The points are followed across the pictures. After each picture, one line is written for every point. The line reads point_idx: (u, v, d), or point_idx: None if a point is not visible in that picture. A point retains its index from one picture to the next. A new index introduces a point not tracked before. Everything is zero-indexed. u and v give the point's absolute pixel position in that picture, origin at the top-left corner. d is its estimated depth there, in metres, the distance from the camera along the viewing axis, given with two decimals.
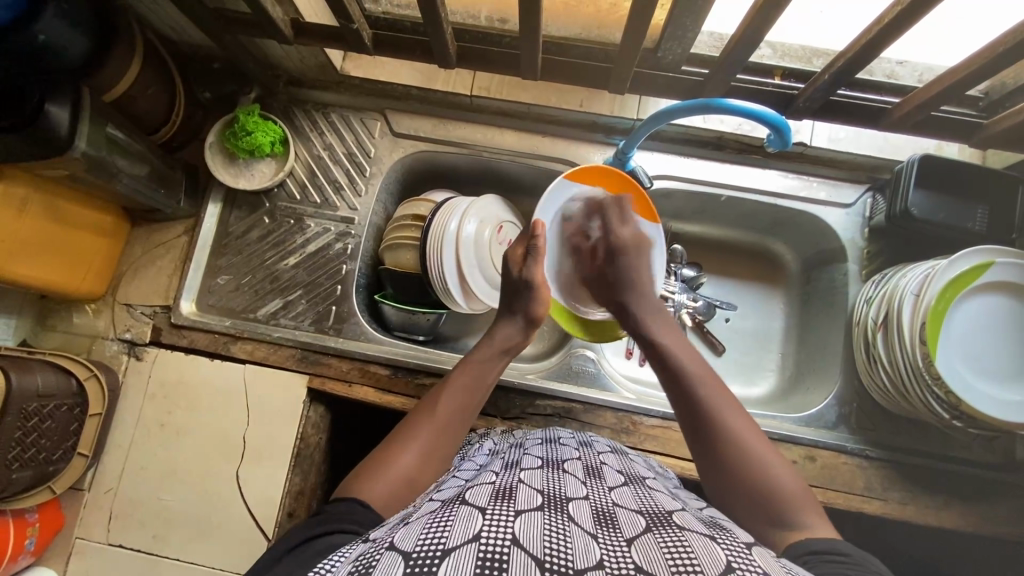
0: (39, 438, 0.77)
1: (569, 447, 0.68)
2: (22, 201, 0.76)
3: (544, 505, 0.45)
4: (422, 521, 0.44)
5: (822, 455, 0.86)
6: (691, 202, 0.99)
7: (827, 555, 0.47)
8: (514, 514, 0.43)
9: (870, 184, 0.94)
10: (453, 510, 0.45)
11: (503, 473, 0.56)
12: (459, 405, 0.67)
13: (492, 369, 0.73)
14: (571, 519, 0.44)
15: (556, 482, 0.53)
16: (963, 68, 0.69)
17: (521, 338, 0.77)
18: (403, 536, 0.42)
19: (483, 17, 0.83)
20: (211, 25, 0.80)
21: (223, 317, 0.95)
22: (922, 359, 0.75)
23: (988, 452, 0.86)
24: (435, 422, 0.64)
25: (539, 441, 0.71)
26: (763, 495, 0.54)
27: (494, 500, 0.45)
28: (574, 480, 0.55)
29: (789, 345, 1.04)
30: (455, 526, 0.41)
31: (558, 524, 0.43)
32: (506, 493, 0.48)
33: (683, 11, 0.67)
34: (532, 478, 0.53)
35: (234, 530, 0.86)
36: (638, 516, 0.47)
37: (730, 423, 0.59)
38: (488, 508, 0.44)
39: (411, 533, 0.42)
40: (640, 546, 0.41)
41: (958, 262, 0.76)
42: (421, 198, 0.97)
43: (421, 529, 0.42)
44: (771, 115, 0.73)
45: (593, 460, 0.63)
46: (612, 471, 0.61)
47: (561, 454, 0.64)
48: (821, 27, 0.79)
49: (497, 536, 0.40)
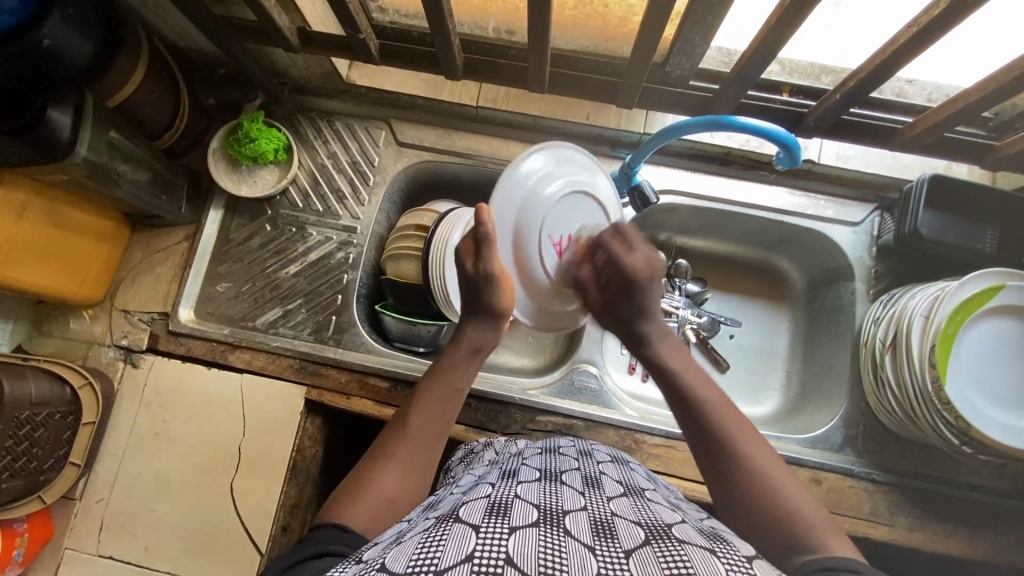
0: (30, 447, 0.76)
1: (569, 456, 0.67)
2: (21, 206, 0.75)
3: (539, 521, 0.44)
4: (415, 540, 0.42)
5: (828, 478, 0.85)
6: (697, 217, 0.99)
7: (829, 568, 0.45)
8: (508, 532, 0.41)
9: (878, 203, 0.93)
10: (447, 527, 0.43)
11: (500, 487, 0.54)
12: (428, 422, 0.64)
13: (465, 373, 0.70)
14: (567, 534, 0.43)
15: (553, 496, 0.51)
16: (977, 91, 0.68)
17: (498, 338, 0.74)
18: (393, 557, 0.39)
19: (492, 28, 0.82)
20: (218, 34, 0.80)
21: (221, 325, 0.93)
22: (932, 383, 0.74)
23: (996, 476, 0.84)
24: (410, 440, 0.62)
25: (539, 451, 0.70)
26: (794, 530, 0.51)
27: (488, 517, 0.44)
28: (571, 491, 0.53)
29: (793, 363, 1.02)
30: (448, 546, 0.39)
31: (554, 540, 0.41)
32: (501, 508, 0.46)
33: (693, 26, 0.66)
34: (530, 492, 0.51)
35: (227, 544, 0.84)
36: (637, 528, 0.45)
37: (747, 454, 0.57)
38: (481, 525, 0.42)
39: (403, 553, 0.39)
40: (638, 561, 0.39)
41: (967, 286, 0.75)
42: (425, 208, 0.96)
43: (414, 549, 0.40)
44: (781, 133, 0.72)
45: (592, 469, 0.62)
46: (611, 481, 0.59)
47: (561, 464, 0.63)
48: (831, 44, 0.77)
49: (491, 556, 0.38)
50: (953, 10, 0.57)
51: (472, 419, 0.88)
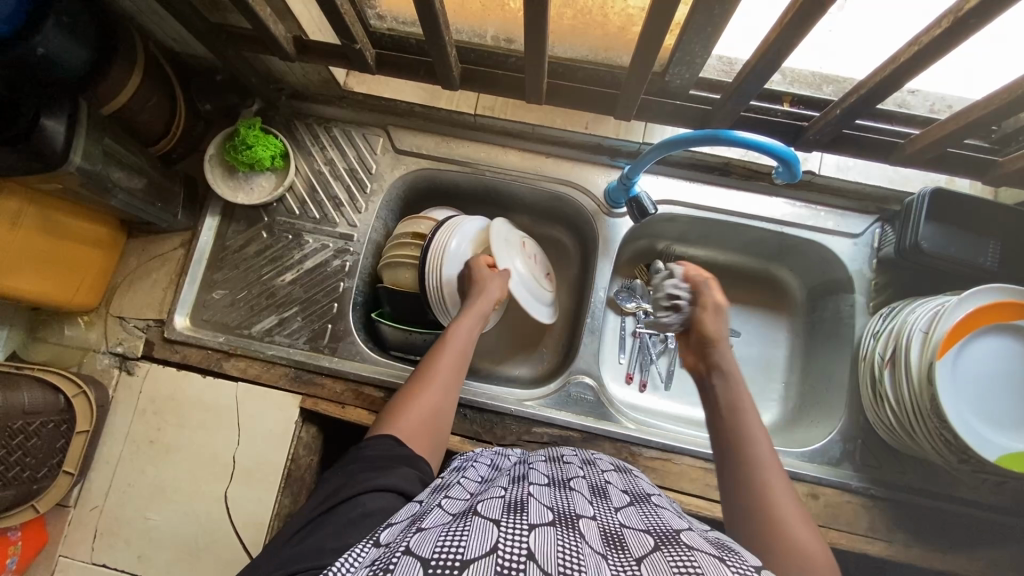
0: (23, 456, 0.77)
1: (574, 465, 0.66)
2: (15, 214, 0.75)
3: (555, 521, 0.44)
4: (437, 529, 0.42)
5: (826, 493, 0.84)
6: (697, 227, 0.98)
7: None
8: (528, 530, 0.41)
9: (880, 216, 0.92)
10: (467, 520, 0.43)
11: (512, 489, 0.53)
12: (450, 356, 0.74)
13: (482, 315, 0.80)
14: (583, 538, 0.42)
15: (564, 500, 0.51)
16: (982, 107, 0.67)
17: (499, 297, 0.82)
18: (416, 542, 0.39)
19: (490, 36, 0.80)
20: (213, 41, 0.79)
21: (217, 332, 0.93)
22: (932, 401, 0.73)
23: (995, 494, 0.83)
24: (445, 362, 0.73)
25: (544, 458, 0.70)
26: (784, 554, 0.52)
27: (506, 514, 0.43)
28: (581, 499, 0.53)
29: (793, 374, 1.02)
30: (471, 537, 0.39)
31: (572, 541, 0.41)
32: (517, 507, 0.46)
33: (693, 36, 0.65)
34: (542, 495, 0.51)
35: (219, 553, 0.83)
36: (647, 537, 0.45)
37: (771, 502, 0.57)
38: (502, 521, 0.42)
39: (426, 539, 0.40)
40: (652, 567, 0.39)
41: (970, 300, 0.74)
42: (422, 216, 0.95)
43: (437, 537, 0.40)
44: (781, 148, 0.71)
45: (597, 479, 0.61)
46: (617, 492, 0.59)
47: (568, 472, 0.62)
48: (832, 56, 0.76)
49: (513, 552, 0.38)
50: (956, 29, 0.56)
51: (467, 430, 0.87)
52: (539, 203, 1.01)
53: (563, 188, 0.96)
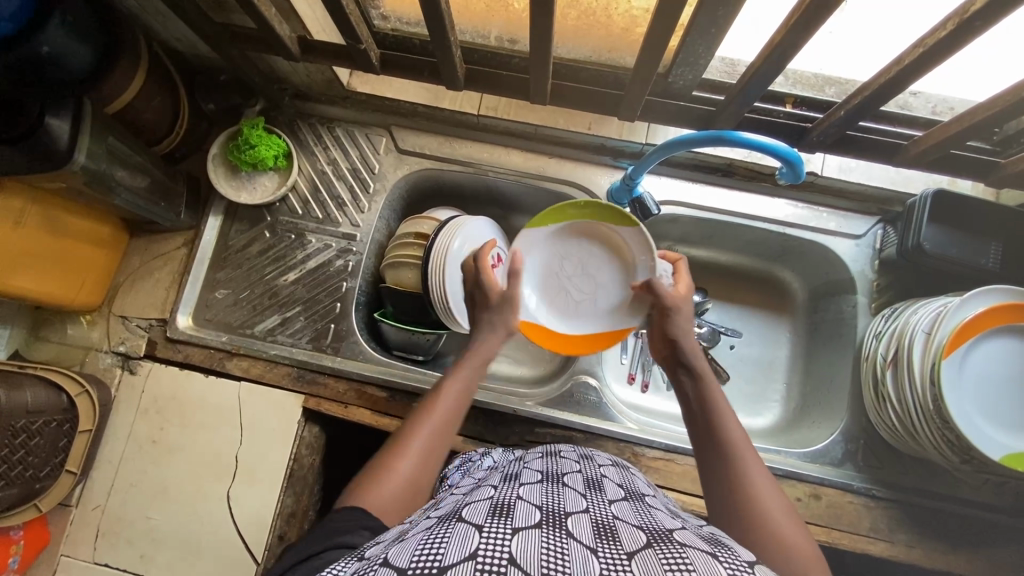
0: (26, 455, 0.76)
1: (569, 460, 0.66)
2: (19, 214, 0.74)
3: (541, 522, 0.43)
4: (418, 537, 0.42)
5: (828, 493, 0.84)
6: (699, 227, 0.98)
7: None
8: (512, 532, 0.41)
9: (882, 216, 0.92)
10: (450, 526, 0.43)
11: (502, 489, 0.53)
12: (438, 419, 0.63)
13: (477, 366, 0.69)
14: (570, 535, 0.42)
15: (554, 497, 0.51)
16: (985, 108, 0.67)
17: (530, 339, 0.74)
18: (395, 553, 0.40)
19: (495, 37, 0.81)
20: (217, 40, 0.79)
21: (220, 331, 0.93)
22: (933, 401, 0.73)
23: (996, 495, 0.83)
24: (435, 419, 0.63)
25: (540, 454, 0.70)
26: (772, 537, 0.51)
27: (491, 517, 0.43)
28: (573, 494, 0.53)
29: (794, 374, 1.02)
30: (451, 543, 0.39)
31: (556, 541, 0.41)
32: (503, 509, 0.46)
33: (697, 38, 0.66)
34: (531, 494, 0.51)
35: (222, 553, 0.83)
36: (639, 533, 0.45)
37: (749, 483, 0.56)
38: (485, 525, 0.42)
39: (406, 549, 0.40)
40: (641, 562, 0.39)
41: (970, 302, 0.74)
42: (426, 216, 0.95)
43: (416, 546, 0.40)
44: (785, 149, 0.72)
45: (593, 473, 0.61)
46: (612, 486, 0.59)
47: (562, 467, 0.63)
48: (836, 57, 0.76)
49: (495, 555, 0.37)
50: (959, 33, 0.57)
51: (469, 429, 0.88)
52: (541, 203, 1.01)
53: (566, 189, 0.96)
